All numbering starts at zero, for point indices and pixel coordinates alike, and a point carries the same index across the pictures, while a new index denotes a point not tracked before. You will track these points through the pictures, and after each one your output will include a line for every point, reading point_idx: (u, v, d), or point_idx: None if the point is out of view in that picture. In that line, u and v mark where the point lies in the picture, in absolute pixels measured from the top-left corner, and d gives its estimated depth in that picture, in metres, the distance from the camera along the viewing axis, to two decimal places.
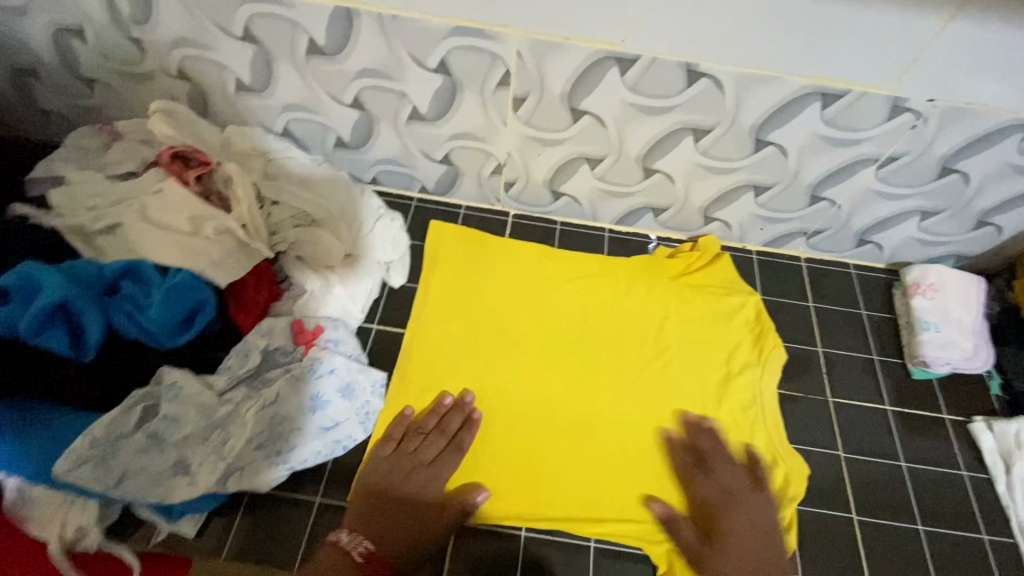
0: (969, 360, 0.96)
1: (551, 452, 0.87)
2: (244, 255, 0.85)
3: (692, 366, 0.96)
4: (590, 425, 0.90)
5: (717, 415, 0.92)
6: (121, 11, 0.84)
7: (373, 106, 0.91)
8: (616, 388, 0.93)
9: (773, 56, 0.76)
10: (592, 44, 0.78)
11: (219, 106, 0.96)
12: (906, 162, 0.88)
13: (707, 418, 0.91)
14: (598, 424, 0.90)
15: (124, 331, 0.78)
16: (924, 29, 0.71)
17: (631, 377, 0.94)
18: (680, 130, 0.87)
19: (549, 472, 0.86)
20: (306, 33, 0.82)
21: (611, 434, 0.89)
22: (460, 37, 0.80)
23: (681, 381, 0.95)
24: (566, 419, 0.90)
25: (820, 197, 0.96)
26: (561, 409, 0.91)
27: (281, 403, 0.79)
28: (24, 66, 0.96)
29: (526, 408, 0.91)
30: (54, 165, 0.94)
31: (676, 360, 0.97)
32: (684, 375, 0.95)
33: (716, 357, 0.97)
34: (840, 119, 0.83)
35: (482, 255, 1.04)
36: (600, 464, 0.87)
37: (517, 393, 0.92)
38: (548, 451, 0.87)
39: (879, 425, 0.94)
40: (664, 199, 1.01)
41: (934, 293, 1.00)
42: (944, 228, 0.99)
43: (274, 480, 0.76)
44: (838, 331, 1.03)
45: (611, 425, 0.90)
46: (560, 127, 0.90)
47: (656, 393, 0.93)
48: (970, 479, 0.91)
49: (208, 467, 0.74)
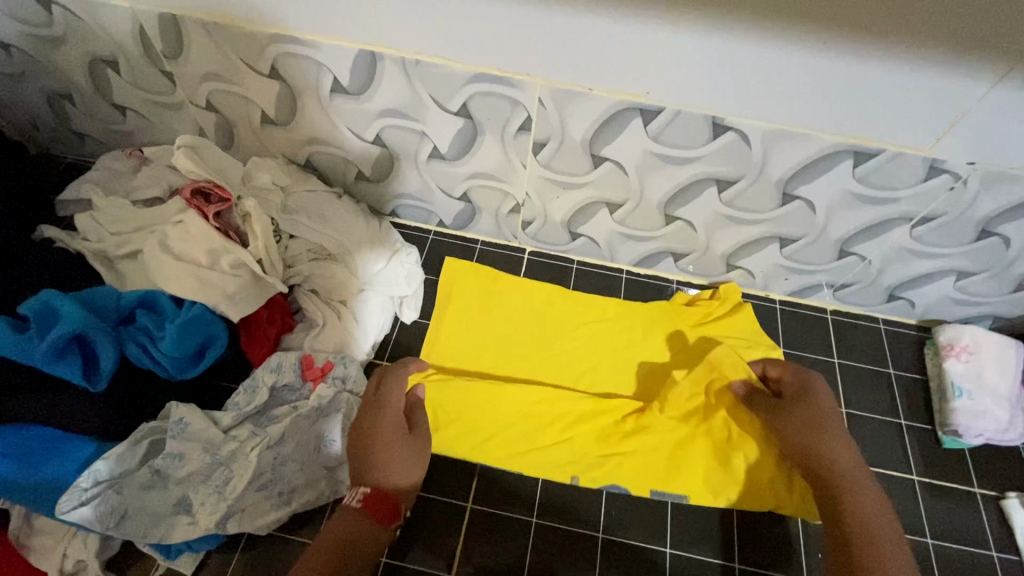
0: (1004, 431, 0.91)
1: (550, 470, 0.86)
2: (258, 288, 0.85)
3: (718, 396, 0.89)
4: (592, 438, 0.89)
5: (732, 452, 0.87)
6: (153, 46, 0.86)
7: (394, 143, 0.91)
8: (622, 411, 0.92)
9: (805, 112, 0.73)
10: (616, 95, 0.77)
11: (243, 136, 0.97)
12: (943, 223, 0.84)
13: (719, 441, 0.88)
14: (603, 461, 0.87)
15: (135, 360, 0.79)
16: (966, 93, 0.68)
17: (644, 410, 0.91)
18: (703, 180, 0.85)
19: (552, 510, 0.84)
20: (330, 73, 0.83)
21: (613, 456, 0.87)
22: (482, 83, 0.79)
23: (702, 413, 0.89)
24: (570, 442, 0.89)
25: (849, 251, 0.92)
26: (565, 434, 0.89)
27: (284, 444, 0.78)
28: (60, 91, 0.99)
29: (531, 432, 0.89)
30: (83, 188, 0.96)
31: (699, 387, 0.90)
32: (707, 407, 0.89)
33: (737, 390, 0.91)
34: (874, 177, 0.79)
35: (496, 294, 1.03)
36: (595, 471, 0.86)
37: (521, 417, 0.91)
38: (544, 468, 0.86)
39: (904, 495, 0.89)
40: (685, 245, 0.98)
41: (969, 356, 0.95)
42: (982, 288, 0.94)
43: (272, 522, 0.76)
44: (864, 390, 0.98)
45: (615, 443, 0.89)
46: (579, 171, 0.89)
47: (672, 426, 0.89)
48: (1001, 562, 0.85)
49: (209, 507, 0.74)
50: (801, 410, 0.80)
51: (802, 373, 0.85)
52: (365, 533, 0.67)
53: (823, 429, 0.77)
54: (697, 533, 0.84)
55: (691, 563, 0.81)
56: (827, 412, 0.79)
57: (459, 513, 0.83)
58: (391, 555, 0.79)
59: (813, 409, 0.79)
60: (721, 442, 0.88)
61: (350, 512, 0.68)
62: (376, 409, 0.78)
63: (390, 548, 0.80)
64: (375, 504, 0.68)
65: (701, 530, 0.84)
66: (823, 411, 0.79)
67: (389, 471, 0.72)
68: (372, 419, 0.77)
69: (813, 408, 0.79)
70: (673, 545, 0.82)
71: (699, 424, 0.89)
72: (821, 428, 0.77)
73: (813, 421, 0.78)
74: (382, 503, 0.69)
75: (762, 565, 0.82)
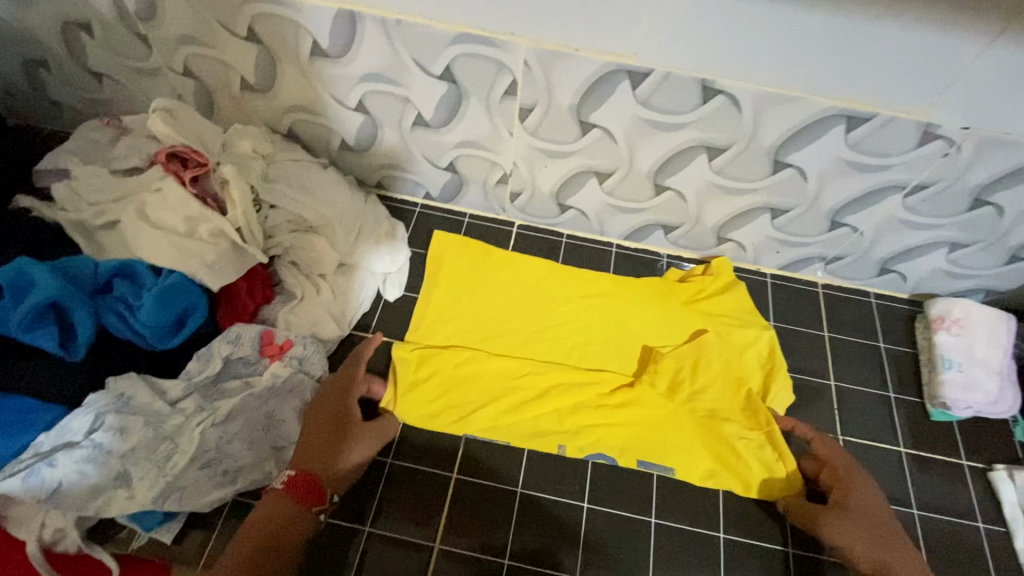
0: (994, 404, 0.90)
1: (534, 442, 0.86)
2: (238, 258, 0.84)
3: (710, 375, 0.90)
4: (577, 412, 0.88)
5: (721, 426, 0.87)
6: (127, 8, 0.84)
7: (378, 111, 0.89)
8: (610, 384, 0.91)
9: (797, 73, 0.71)
10: (603, 56, 0.74)
11: (223, 104, 0.95)
12: (936, 191, 0.82)
13: (711, 416, 0.88)
14: (585, 429, 0.87)
15: (114, 331, 0.78)
16: (962, 53, 0.66)
17: (633, 384, 0.91)
18: (693, 148, 0.83)
19: (536, 481, 0.84)
20: (309, 34, 0.80)
21: (597, 429, 0.87)
22: (464, 44, 0.77)
23: (692, 390, 0.90)
24: (555, 414, 0.88)
25: (842, 223, 0.91)
26: (552, 407, 0.89)
27: (230, 422, 0.77)
28: (35, 57, 0.96)
29: (519, 407, 0.88)
30: (61, 158, 0.92)
31: (685, 361, 0.92)
32: (696, 381, 0.90)
33: (732, 366, 0.92)
34: (867, 143, 0.78)
35: (485, 270, 1.01)
36: (576, 442, 0.86)
37: (508, 389, 0.90)
38: (527, 439, 0.86)
39: (892, 466, 0.89)
40: (675, 217, 0.97)
41: (960, 329, 0.94)
42: (974, 260, 0.93)
43: (216, 501, 0.75)
44: (853, 363, 0.98)
45: (602, 416, 0.88)
46: (569, 139, 0.86)
47: (657, 398, 0.90)
48: (987, 532, 0.85)
49: (147, 482, 0.72)
50: (850, 506, 0.77)
51: (843, 456, 0.83)
52: (288, 515, 0.70)
53: (870, 546, 0.74)
54: (680, 504, 0.84)
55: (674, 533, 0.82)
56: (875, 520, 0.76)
57: (444, 483, 0.83)
58: (373, 524, 0.79)
59: (865, 515, 0.76)
60: (707, 416, 0.88)
61: (274, 499, 0.71)
62: (326, 390, 0.81)
63: (372, 517, 0.80)
64: (293, 487, 0.71)
65: (685, 501, 0.84)
66: (873, 513, 0.77)
67: (318, 455, 0.74)
68: (319, 398, 0.80)
69: (867, 517, 0.76)
70: (657, 514, 0.83)
71: (688, 400, 0.89)
72: (873, 538, 0.74)
73: (868, 531, 0.75)
74: (300, 490, 0.71)
75: (748, 536, 0.82)
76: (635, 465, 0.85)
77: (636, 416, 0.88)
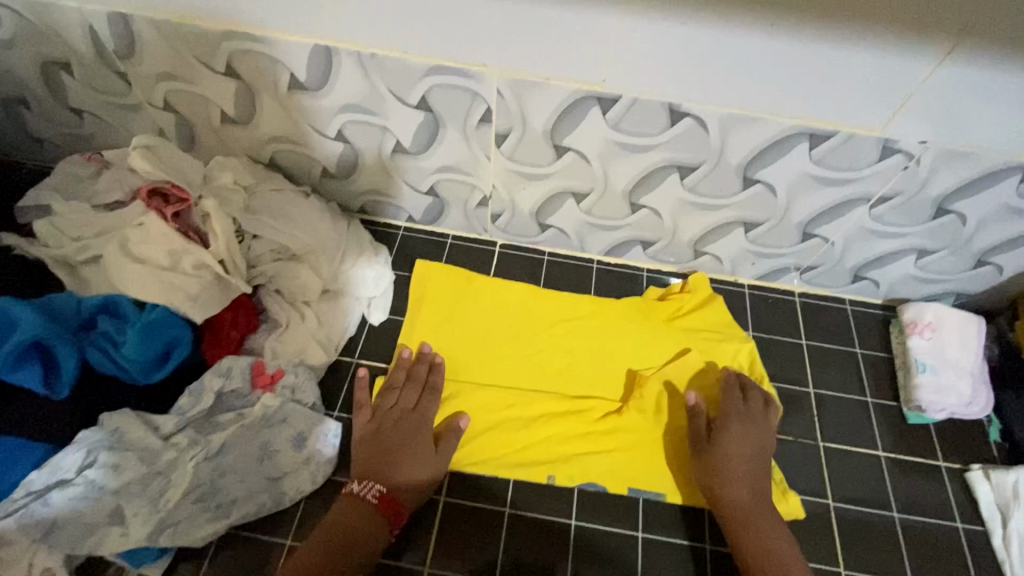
0: (966, 406, 0.93)
1: (525, 471, 0.87)
2: (222, 291, 0.85)
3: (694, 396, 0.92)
4: (567, 439, 0.90)
5: None
6: (106, 47, 0.85)
7: (357, 139, 0.91)
8: (597, 409, 0.92)
9: (758, 96, 0.74)
10: (572, 84, 0.77)
11: (204, 136, 0.96)
12: (899, 202, 0.86)
13: None
14: (577, 458, 0.88)
15: (98, 366, 0.78)
16: (913, 73, 0.70)
17: (622, 410, 0.92)
18: (665, 167, 0.86)
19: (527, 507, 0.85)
20: (287, 69, 0.82)
21: (587, 455, 0.88)
22: (439, 75, 0.79)
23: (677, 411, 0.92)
24: (544, 440, 0.89)
25: (813, 233, 0.94)
26: (541, 433, 0.90)
27: (224, 454, 0.78)
28: (16, 96, 0.97)
29: (509, 435, 0.89)
30: (42, 194, 0.93)
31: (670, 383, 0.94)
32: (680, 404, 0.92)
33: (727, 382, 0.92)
34: (830, 158, 0.81)
35: (469, 296, 1.02)
36: (566, 469, 0.87)
37: (496, 418, 0.91)
38: (519, 468, 0.87)
39: (871, 471, 0.91)
40: (653, 233, 0.99)
41: (932, 332, 0.97)
42: (942, 265, 0.96)
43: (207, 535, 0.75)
44: (831, 369, 1.00)
45: (592, 441, 0.90)
46: (545, 162, 0.89)
47: (644, 421, 0.91)
48: (965, 532, 0.87)
49: (141, 518, 0.72)
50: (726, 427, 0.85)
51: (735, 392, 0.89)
52: (370, 523, 0.75)
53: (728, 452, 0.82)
54: (667, 519, 0.85)
55: (661, 547, 0.83)
56: (739, 446, 0.83)
57: (434, 507, 0.83)
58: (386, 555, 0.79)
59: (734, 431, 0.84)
60: None
61: (363, 505, 0.77)
62: (400, 409, 0.86)
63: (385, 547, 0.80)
64: (383, 503, 0.77)
65: (670, 514, 0.85)
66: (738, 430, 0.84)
67: (400, 472, 0.80)
68: (395, 416, 0.85)
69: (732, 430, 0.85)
70: (645, 529, 0.84)
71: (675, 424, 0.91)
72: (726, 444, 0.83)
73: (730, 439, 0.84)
74: (391, 506, 0.77)
75: None
76: (627, 492, 0.86)
77: (625, 441, 0.90)
